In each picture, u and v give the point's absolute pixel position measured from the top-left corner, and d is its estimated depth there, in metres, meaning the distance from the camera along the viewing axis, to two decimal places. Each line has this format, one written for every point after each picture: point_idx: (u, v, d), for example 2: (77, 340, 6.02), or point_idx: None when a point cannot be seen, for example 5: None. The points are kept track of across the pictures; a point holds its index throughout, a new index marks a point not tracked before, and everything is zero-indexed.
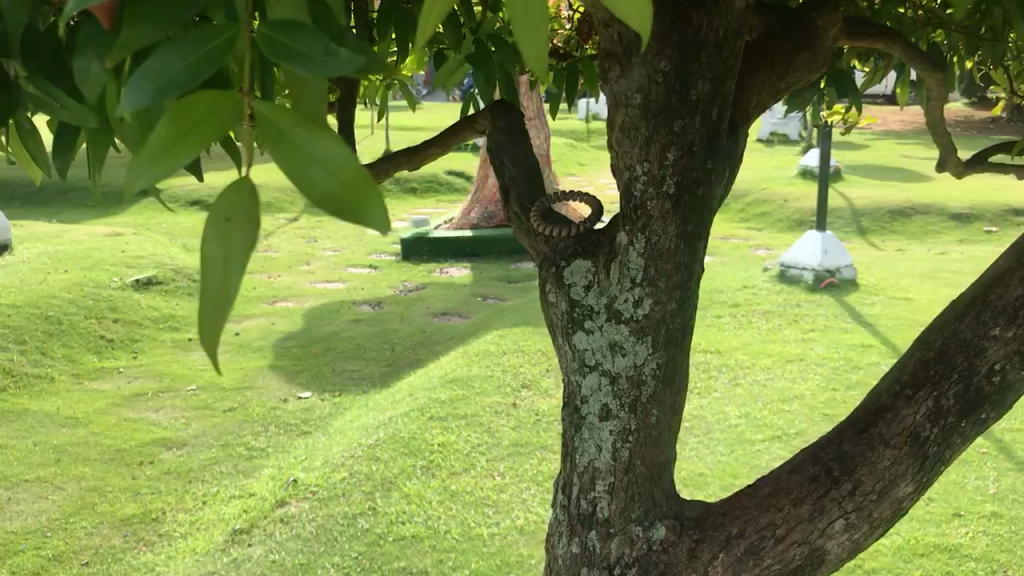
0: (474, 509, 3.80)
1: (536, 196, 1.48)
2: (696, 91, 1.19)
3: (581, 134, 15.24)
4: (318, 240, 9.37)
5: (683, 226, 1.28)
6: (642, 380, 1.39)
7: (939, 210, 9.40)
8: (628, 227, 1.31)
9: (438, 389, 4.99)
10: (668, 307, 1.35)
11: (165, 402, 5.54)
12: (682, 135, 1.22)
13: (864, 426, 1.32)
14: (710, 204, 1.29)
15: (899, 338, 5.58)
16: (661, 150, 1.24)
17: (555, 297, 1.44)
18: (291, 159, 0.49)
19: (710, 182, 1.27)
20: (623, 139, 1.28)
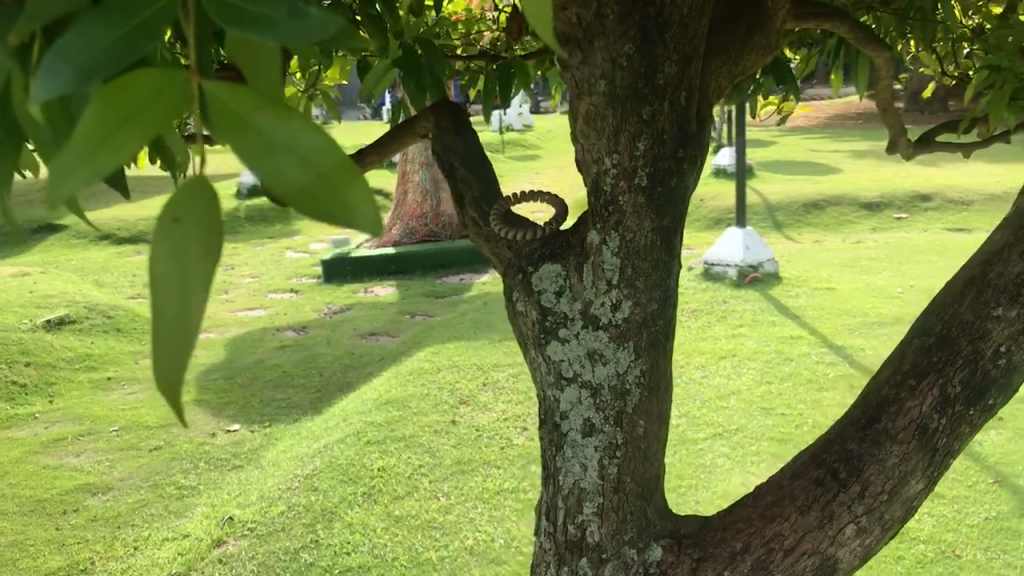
0: (421, 533, 3.67)
1: (494, 199, 1.40)
2: (661, 74, 1.15)
3: (496, 146, 15.21)
4: (236, 268, 9.15)
5: (658, 220, 1.25)
6: (626, 390, 1.35)
7: (851, 200, 9.57)
8: (599, 224, 1.27)
9: (373, 412, 4.86)
10: (647, 308, 1.31)
11: (86, 446, 5.31)
12: (651, 122, 1.18)
13: (867, 422, 1.31)
14: (683, 195, 1.26)
15: (827, 328, 5.63)
16: (631, 139, 1.19)
17: (523, 305, 1.37)
18: (253, 156, 0.42)
19: (682, 173, 1.23)
20: (588, 130, 1.22)
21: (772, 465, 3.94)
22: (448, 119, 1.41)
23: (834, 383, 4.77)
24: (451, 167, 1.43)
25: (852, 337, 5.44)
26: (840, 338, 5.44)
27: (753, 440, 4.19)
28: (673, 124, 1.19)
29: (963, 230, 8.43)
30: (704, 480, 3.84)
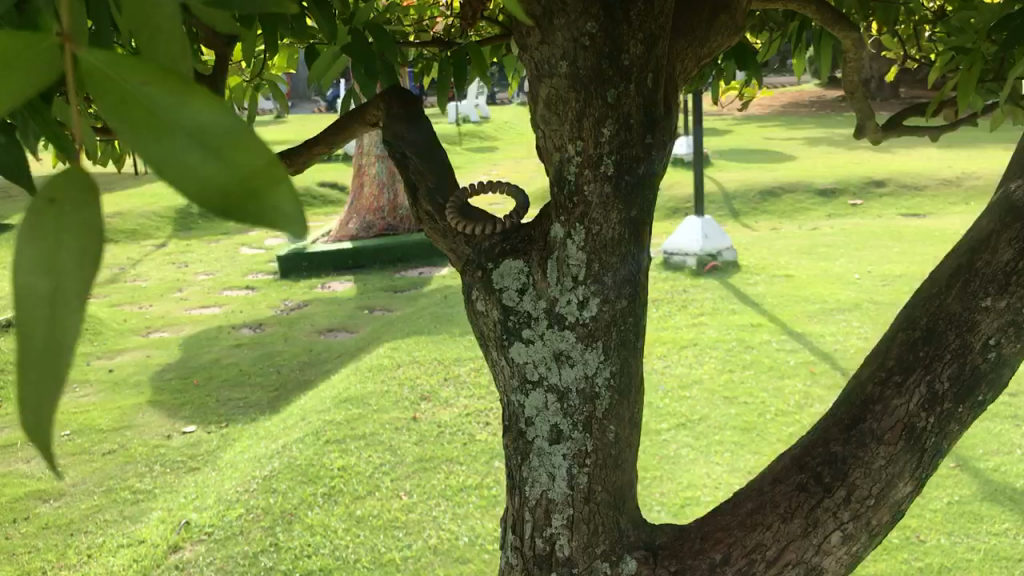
0: (383, 533, 3.60)
1: (447, 192, 1.41)
2: (625, 56, 1.12)
3: (454, 139, 15.12)
4: (190, 264, 8.99)
5: (626, 213, 1.22)
6: (595, 392, 1.33)
7: (806, 187, 9.61)
8: (563, 216, 1.25)
9: (332, 410, 4.78)
10: (617, 306, 1.28)
11: (37, 451, 5.18)
12: (617, 107, 1.16)
13: (851, 423, 1.27)
14: (652, 187, 1.24)
15: (786, 315, 5.63)
16: (594, 126, 1.17)
17: (484, 305, 1.36)
18: (139, 133, 0.35)
19: (652, 159, 1.21)
20: (547, 115, 1.20)
21: (735, 455, 3.91)
22: (400, 107, 1.42)
23: (795, 370, 4.76)
24: (404, 158, 1.43)
25: (812, 324, 5.44)
26: (800, 325, 5.44)
27: (717, 429, 4.16)
28: (641, 110, 1.16)
29: (917, 215, 8.50)
30: (668, 470, 3.81)
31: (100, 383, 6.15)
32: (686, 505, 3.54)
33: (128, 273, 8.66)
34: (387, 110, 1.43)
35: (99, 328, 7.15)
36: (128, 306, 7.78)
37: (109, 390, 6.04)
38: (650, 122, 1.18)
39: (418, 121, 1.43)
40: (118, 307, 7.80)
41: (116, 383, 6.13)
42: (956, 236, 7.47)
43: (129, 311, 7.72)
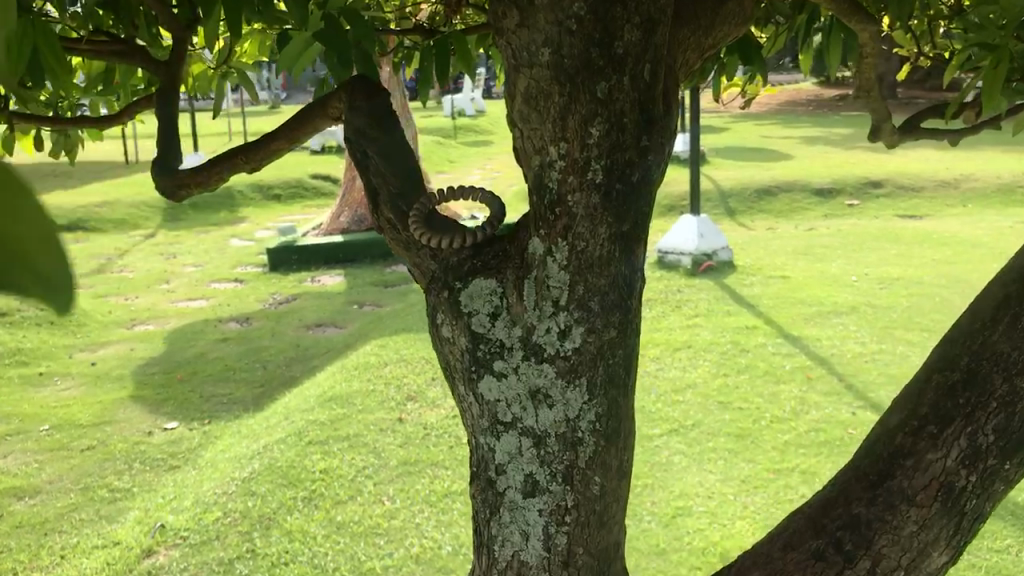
0: (364, 541, 3.48)
1: (412, 198, 1.29)
2: (617, 46, 1.05)
3: (448, 131, 14.98)
4: (178, 256, 8.85)
5: (614, 228, 1.14)
6: (577, 437, 1.24)
7: (803, 186, 9.49)
8: (544, 230, 1.16)
9: (316, 410, 4.65)
10: (603, 337, 1.19)
11: (14, 447, 5.05)
12: (608, 102, 1.08)
13: (876, 479, 1.16)
14: (645, 202, 1.16)
15: (783, 318, 5.50)
16: (582, 126, 1.09)
17: (449, 331, 1.25)
18: None
19: (646, 165, 1.13)
20: (526, 111, 1.12)
21: (729, 463, 3.78)
22: (365, 99, 1.29)
23: (792, 376, 4.63)
24: (365, 156, 1.31)
25: (808, 327, 5.32)
26: (796, 328, 5.31)
27: (711, 435, 4.03)
28: (636, 109, 1.09)
29: (915, 217, 8.38)
30: (660, 479, 3.68)
31: (82, 376, 6.02)
32: (678, 516, 3.42)
33: (116, 264, 8.52)
34: (351, 101, 1.30)
35: (82, 320, 7.01)
36: (114, 297, 7.64)
37: (90, 384, 5.90)
38: (645, 126, 1.10)
39: (386, 117, 1.31)
40: (103, 298, 7.65)
41: (98, 376, 6.00)
42: (954, 239, 7.35)
43: (114, 302, 7.59)
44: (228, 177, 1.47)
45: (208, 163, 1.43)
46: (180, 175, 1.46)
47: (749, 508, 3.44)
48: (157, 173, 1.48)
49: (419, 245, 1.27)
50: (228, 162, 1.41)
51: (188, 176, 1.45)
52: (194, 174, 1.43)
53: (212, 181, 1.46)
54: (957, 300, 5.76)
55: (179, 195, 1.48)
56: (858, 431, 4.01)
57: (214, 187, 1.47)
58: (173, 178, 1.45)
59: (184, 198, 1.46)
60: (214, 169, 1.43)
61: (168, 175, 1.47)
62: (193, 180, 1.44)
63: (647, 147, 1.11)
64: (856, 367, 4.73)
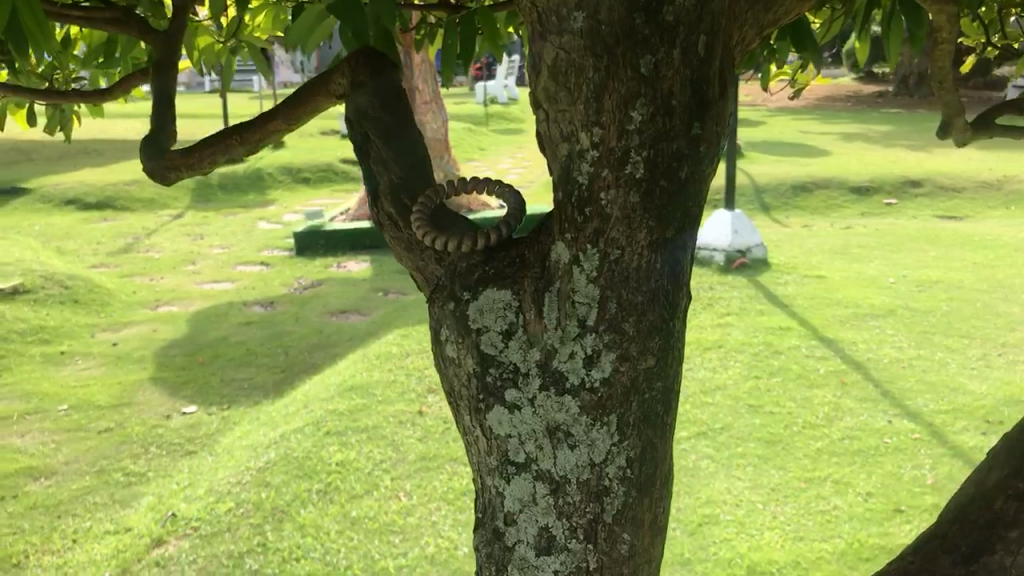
0: (378, 538, 3.37)
1: (416, 188, 1.20)
2: (667, 15, 0.95)
3: (480, 119, 14.86)
4: (205, 237, 8.79)
5: (654, 233, 1.04)
6: (604, 486, 1.16)
7: (840, 183, 9.27)
8: (570, 234, 1.07)
9: (335, 399, 4.55)
10: (638, 366, 1.11)
11: (32, 426, 4.99)
12: (653, 80, 0.97)
13: (971, 554, 1.03)
14: (693, 205, 1.06)
15: (817, 319, 5.33)
16: (622, 108, 0.98)
17: (456, 350, 1.17)
18: None
19: (696, 158, 1.02)
20: (555, 89, 1.02)
21: (759, 470, 3.63)
22: (367, 72, 1.18)
23: (826, 380, 4.47)
24: (365, 139, 1.21)
25: (843, 330, 5.15)
26: (830, 330, 5.14)
27: (740, 440, 3.88)
28: (686, 91, 0.98)
29: (953, 219, 8.15)
30: (686, 485, 3.54)
31: (103, 356, 5.96)
32: (704, 525, 3.28)
33: (143, 244, 8.48)
34: (354, 76, 1.19)
35: (106, 300, 6.96)
36: (139, 278, 7.59)
37: (111, 364, 5.85)
38: (698, 112, 1.00)
39: (391, 98, 1.19)
40: (128, 278, 7.60)
41: (118, 357, 5.94)
42: (996, 242, 7.13)
43: (139, 283, 7.54)
44: (221, 160, 1.35)
45: (201, 146, 1.31)
46: (169, 157, 1.35)
47: (778, 518, 3.29)
48: (147, 156, 1.37)
49: (424, 250, 1.17)
50: (221, 143, 1.29)
51: (179, 159, 1.33)
52: (184, 157, 1.32)
53: (204, 165, 1.34)
54: (999, 305, 5.57)
55: (170, 178, 1.37)
56: (895, 440, 3.85)
57: (207, 172, 1.35)
58: (163, 160, 1.34)
59: (176, 181, 1.35)
60: (209, 155, 1.32)
61: (157, 156, 1.36)
62: (185, 163, 1.33)
63: (699, 136, 1.01)
64: (892, 373, 4.55)
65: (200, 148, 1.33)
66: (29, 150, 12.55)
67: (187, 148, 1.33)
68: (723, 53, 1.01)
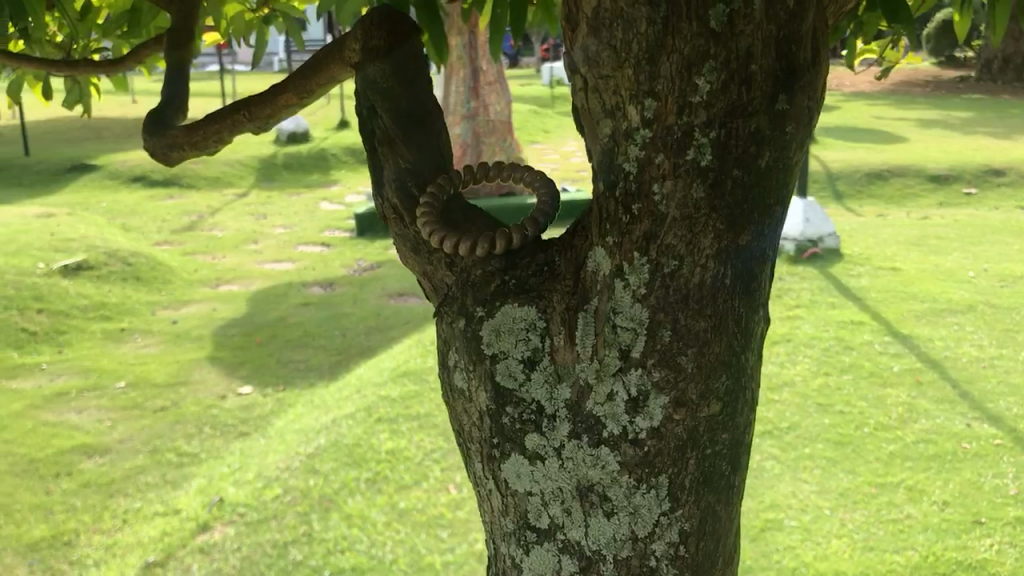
0: (426, 532, 3.27)
1: (426, 174, 1.09)
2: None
3: (546, 101, 14.66)
4: (268, 216, 8.78)
5: (722, 240, 0.95)
6: (650, 557, 1.08)
7: (918, 171, 8.91)
8: (614, 236, 0.98)
9: (388, 385, 4.47)
10: (696, 410, 1.02)
11: (90, 402, 4.98)
12: (733, 42, 0.88)
13: None
14: (773, 205, 0.96)
15: (892, 313, 5.09)
16: (686, 73, 0.89)
17: (467, 383, 1.09)
18: None
19: (782, 138, 0.92)
20: (596, 47, 0.92)
21: (827, 473, 3.44)
22: (382, 34, 1.05)
23: (899, 379, 4.24)
24: (373, 112, 1.09)
25: (918, 326, 4.90)
26: (905, 326, 4.90)
27: (807, 441, 3.69)
28: (768, 53, 0.88)
29: None
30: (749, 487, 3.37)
31: (161, 335, 5.95)
32: (767, 530, 3.11)
33: (206, 223, 8.49)
34: (366, 38, 1.06)
35: (168, 277, 6.96)
36: (200, 256, 7.60)
37: (169, 342, 5.83)
38: (783, 81, 0.90)
39: (406, 73, 1.07)
40: (190, 256, 7.61)
41: (176, 335, 5.93)
42: None
43: (201, 261, 7.54)
44: (227, 140, 1.24)
45: (206, 123, 1.20)
46: (172, 134, 1.24)
47: (846, 527, 3.11)
48: (149, 132, 1.27)
49: (438, 252, 1.08)
50: (226, 120, 1.17)
51: (182, 135, 1.23)
52: (188, 134, 1.21)
53: (208, 144, 1.24)
54: None
55: (171, 157, 1.26)
56: (974, 445, 3.63)
57: (213, 151, 1.25)
58: (165, 137, 1.24)
59: (176, 161, 1.25)
60: (216, 136, 1.21)
61: (158, 133, 1.26)
62: (189, 141, 1.22)
63: (784, 114, 0.91)
64: (971, 373, 4.31)
65: (204, 124, 1.22)
66: (99, 127, 12.71)
67: (191, 125, 1.23)
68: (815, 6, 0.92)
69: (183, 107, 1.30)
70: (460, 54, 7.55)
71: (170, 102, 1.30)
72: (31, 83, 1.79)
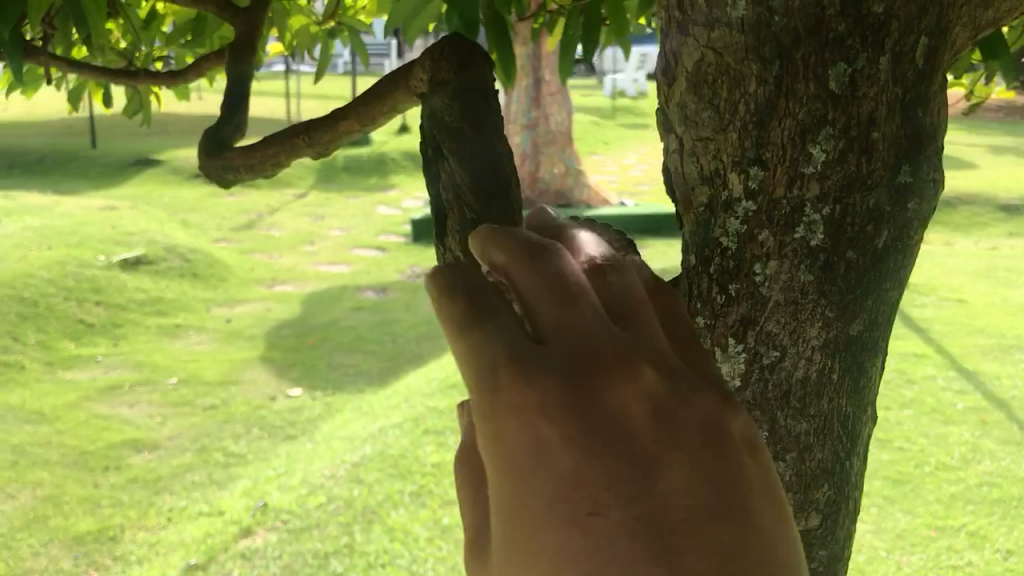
0: (467, 551, 3.22)
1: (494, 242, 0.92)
2: (875, 7, 0.76)
3: (607, 113, 14.60)
4: (325, 218, 8.83)
5: (830, 330, 0.88)
6: None
7: (987, 201, 8.68)
8: (705, 317, 0.93)
9: (437, 396, 4.43)
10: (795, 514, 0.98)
11: (141, 397, 5.01)
12: (849, 119, 0.80)
13: None
14: (889, 289, 0.88)
15: (957, 347, 4.94)
16: (798, 142, 0.82)
17: None
18: None
19: (898, 224, 0.85)
20: (697, 107, 0.85)
21: (884, 513, 3.32)
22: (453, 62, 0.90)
23: (963, 417, 4.09)
24: (437, 158, 0.91)
25: (985, 362, 4.75)
26: (971, 361, 4.75)
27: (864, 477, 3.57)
28: (892, 118, 0.81)
29: None
30: None
31: (215, 332, 5.99)
32: None
33: (264, 222, 8.56)
34: (435, 69, 0.92)
35: (224, 276, 7.01)
36: (258, 255, 7.66)
37: (222, 340, 5.87)
38: (905, 149, 0.82)
39: (475, 108, 0.90)
40: (247, 255, 7.66)
41: (230, 334, 5.96)
42: None
43: (258, 260, 7.61)
44: (285, 162, 1.18)
45: (263, 144, 1.16)
46: (228, 156, 1.21)
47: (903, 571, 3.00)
48: (205, 151, 1.25)
49: None
50: (285, 143, 1.12)
51: (237, 158, 1.19)
52: (244, 157, 1.17)
53: (263, 167, 1.19)
54: None
55: (226, 178, 1.23)
56: None
57: (268, 175, 1.20)
58: (220, 158, 1.21)
59: (230, 181, 1.22)
60: (271, 160, 1.16)
61: (215, 154, 1.23)
62: (244, 163, 1.18)
63: (905, 187, 0.83)
64: None
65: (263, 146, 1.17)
66: (164, 121, 12.89)
67: (246, 147, 1.19)
68: (947, 57, 0.83)
69: (240, 127, 1.27)
70: (524, 63, 7.47)
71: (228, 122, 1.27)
72: (93, 90, 1.79)
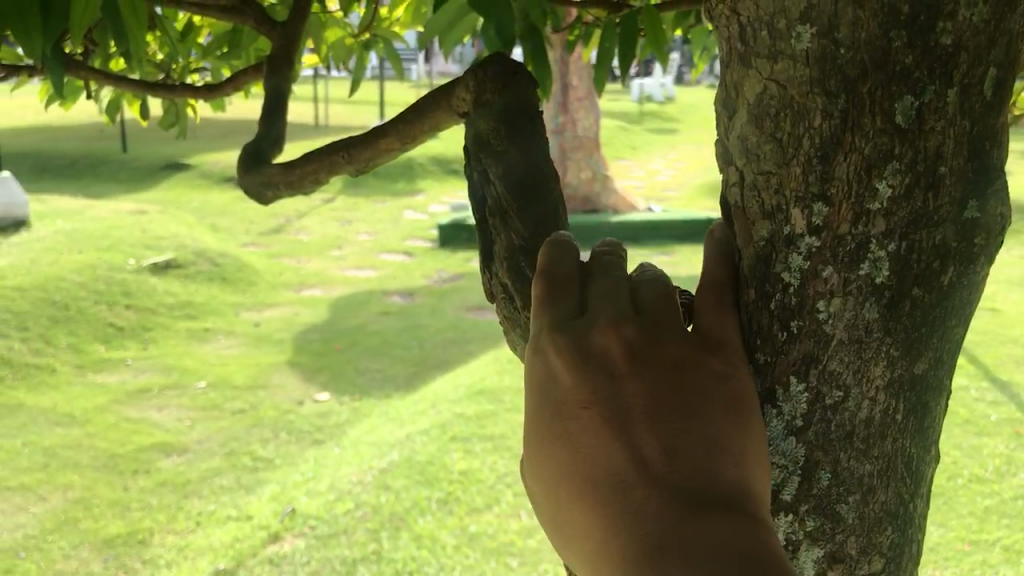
0: (495, 560, 3.20)
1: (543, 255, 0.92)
2: (944, 39, 0.66)
3: (634, 117, 14.57)
4: (353, 223, 8.86)
5: (895, 368, 0.75)
6: None
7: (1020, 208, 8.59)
8: (765, 355, 0.77)
9: (464, 403, 4.43)
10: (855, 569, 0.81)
11: (170, 401, 5.04)
12: (922, 140, 0.69)
13: None
14: (954, 326, 0.76)
15: (990, 357, 4.88)
16: (864, 176, 0.70)
17: None
18: None
19: (969, 261, 0.72)
20: (755, 135, 0.74)
21: None
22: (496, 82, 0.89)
23: (997, 429, 4.04)
24: (484, 180, 0.92)
25: (1019, 373, 4.68)
26: (1005, 371, 4.69)
27: None
28: (960, 151, 0.70)
29: None
30: None
31: (244, 336, 6.02)
32: None
33: (292, 226, 8.60)
34: (477, 92, 0.90)
35: (253, 279, 7.05)
36: (287, 259, 7.69)
37: (251, 344, 5.89)
38: (975, 182, 0.70)
39: (522, 128, 0.90)
40: (276, 259, 7.70)
41: (258, 337, 5.99)
42: None
43: (286, 264, 7.64)
44: (324, 179, 1.17)
45: (302, 160, 1.15)
46: (268, 172, 1.21)
47: None
48: (244, 168, 1.24)
49: None
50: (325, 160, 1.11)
51: (277, 173, 1.19)
52: (285, 173, 1.17)
53: (302, 182, 1.18)
54: None
55: (265, 196, 1.23)
56: None
57: (307, 190, 1.19)
58: (260, 174, 1.20)
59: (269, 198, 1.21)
60: (310, 176, 1.16)
61: (255, 170, 1.22)
62: (285, 179, 1.18)
63: (975, 223, 0.71)
64: None
65: (302, 162, 1.17)
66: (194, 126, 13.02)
67: (287, 163, 1.18)
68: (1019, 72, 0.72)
69: (279, 143, 1.27)
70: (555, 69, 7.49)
71: (268, 137, 1.26)
72: (128, 102, 1.80)
